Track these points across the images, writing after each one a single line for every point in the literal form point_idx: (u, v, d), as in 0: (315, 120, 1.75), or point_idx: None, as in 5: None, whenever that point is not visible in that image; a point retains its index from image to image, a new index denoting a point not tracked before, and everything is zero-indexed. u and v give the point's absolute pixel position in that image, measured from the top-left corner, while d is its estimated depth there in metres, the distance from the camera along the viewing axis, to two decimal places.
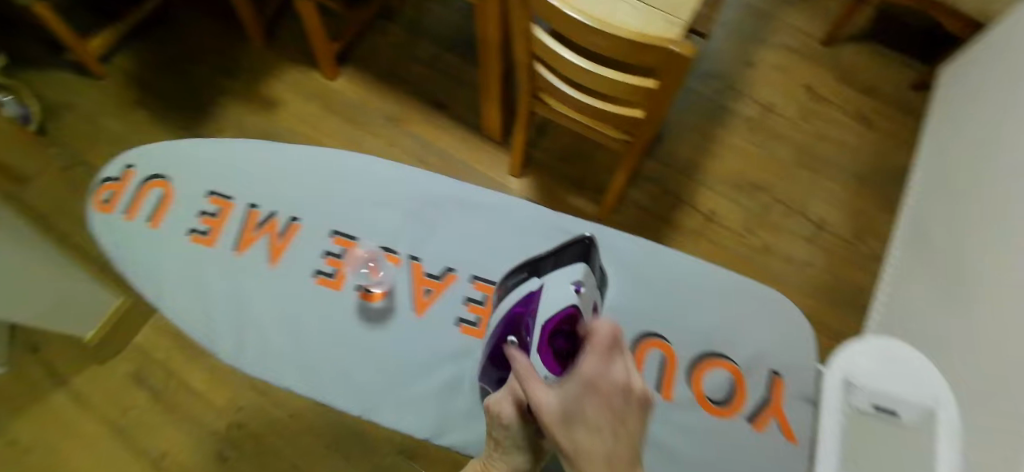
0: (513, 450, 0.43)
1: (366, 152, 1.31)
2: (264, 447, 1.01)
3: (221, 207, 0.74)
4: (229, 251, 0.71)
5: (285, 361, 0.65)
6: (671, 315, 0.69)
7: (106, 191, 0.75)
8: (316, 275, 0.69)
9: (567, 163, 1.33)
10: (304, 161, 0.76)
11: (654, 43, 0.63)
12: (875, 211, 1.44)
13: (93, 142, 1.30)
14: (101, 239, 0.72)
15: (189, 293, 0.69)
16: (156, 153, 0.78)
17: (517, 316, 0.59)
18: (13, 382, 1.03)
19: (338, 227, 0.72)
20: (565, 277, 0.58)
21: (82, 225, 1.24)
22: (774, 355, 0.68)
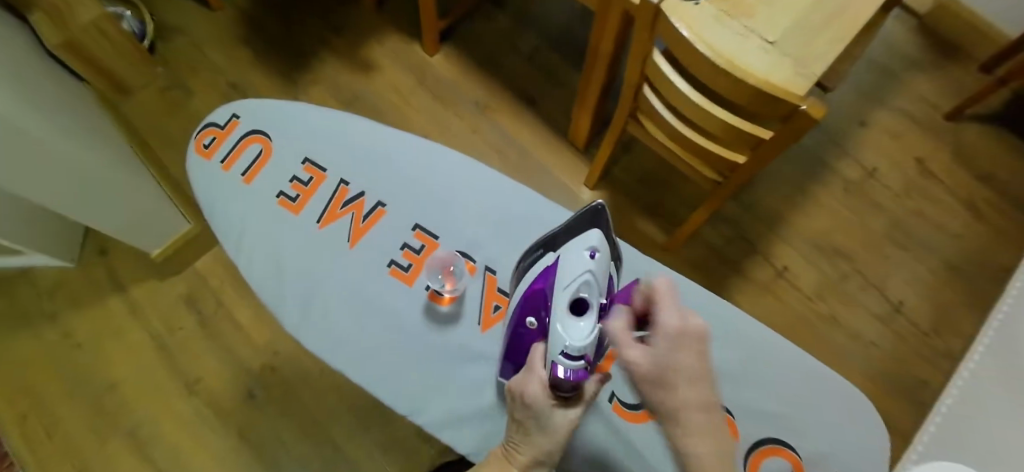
0: (536, 432, 0.42)
1: (448, 131, 1.31)
2: (291, 396, 1.01)
3: (314, 177, 0.71)
4: (314, 225, 0.69)
5: (349, 350, 0.64)
6: (735, 383, 0.62)
7: (207, 135, 0.74)
8: (390, 266, 0.67)
9: (644, 185, 1.28)
10: (399, 142, 0.73)
11: (788, 99, 0.55)
12: (964, 307, 1.31)
13: (196, 68, 1.35)
14: (195, 185, 0.71)
15: (269, 258, 0.68)
16: (262, 107, 0.75)
17: (534, 295, 0.51)
18: (80, 277, 1.08)
19: (422, 221, 0.70)
20: (578, 244, 0.49)
21: (169, 143, 1.29)
22: (836, 449, 0.62)
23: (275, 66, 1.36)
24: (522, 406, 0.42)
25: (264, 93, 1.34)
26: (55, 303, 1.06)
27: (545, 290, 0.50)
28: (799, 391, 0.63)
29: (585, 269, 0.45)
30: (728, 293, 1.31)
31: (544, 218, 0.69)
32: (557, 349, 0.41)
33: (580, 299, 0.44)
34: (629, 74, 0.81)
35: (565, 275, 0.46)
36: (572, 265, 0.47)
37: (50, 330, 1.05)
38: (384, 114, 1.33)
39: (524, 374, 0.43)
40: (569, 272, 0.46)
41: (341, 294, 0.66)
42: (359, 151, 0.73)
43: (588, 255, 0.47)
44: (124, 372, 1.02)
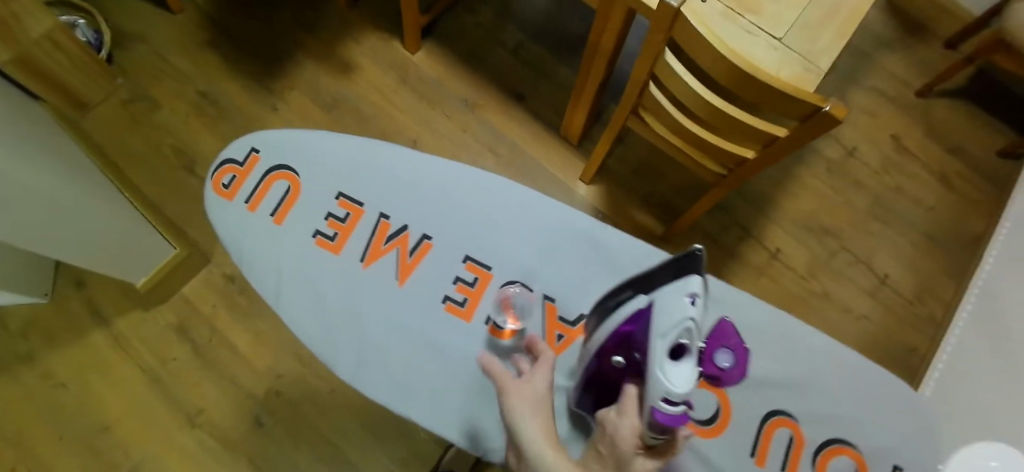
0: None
1: (436, 132, 1.27)
2: (300, 418, 0.98)
3: (351, 212, 0.63)
4: (357, 264, 0.61)
5: (419, 401, 0.57)
6: (792, 386, 0.61)
7: (227, 173, 0.64)
8: (444, 302, 0.60)
9: (638, 177, 1.27)
10: (415, 159, 0.66)
11: (809, 100, 0.55)
12: (945, 275, 1.36)
13: (159, 79, 1.27)
14: (220, 233, 0.62)
15: (312, 304, 0.60)
16: (281, 136, 0.66)
17: (626, 337, 0.43)
18: (59, 313, 1.01)
19: (474, 253, 0.63)
20: (673, 289, 0.37)
21: (139, 161, 1.21)
22: (896, 445, 0.61)
23: (247, 70, 1.29)
24: (605, 445, 0.35)
25: (237, 100, 1.27)
26: (32, 343, 0.99)
27: (638, 334, 0.41)
28: (851, 388, 0.62)
29: (685, 316, 0.35)
30: (725, 278, 1.32)
31: (591, 236, 0.63)
32: (656, 394, 0.34)
33: (680, 346, 0.36)
34: (635, 77, 0.84)
35: (661, 323, 0.37)
36: (667, 311, 0.37)
37: (29, 371, 0.98)
38: (367, 116, 1.27)
39: (615, 414, 0.36)
40: (663, 318, 0.37)
41: (399, 345, 0.59)
42: (376, 174, 0.65)
43: (689, 303, 0.36)
44: (116, 409, 0.97)
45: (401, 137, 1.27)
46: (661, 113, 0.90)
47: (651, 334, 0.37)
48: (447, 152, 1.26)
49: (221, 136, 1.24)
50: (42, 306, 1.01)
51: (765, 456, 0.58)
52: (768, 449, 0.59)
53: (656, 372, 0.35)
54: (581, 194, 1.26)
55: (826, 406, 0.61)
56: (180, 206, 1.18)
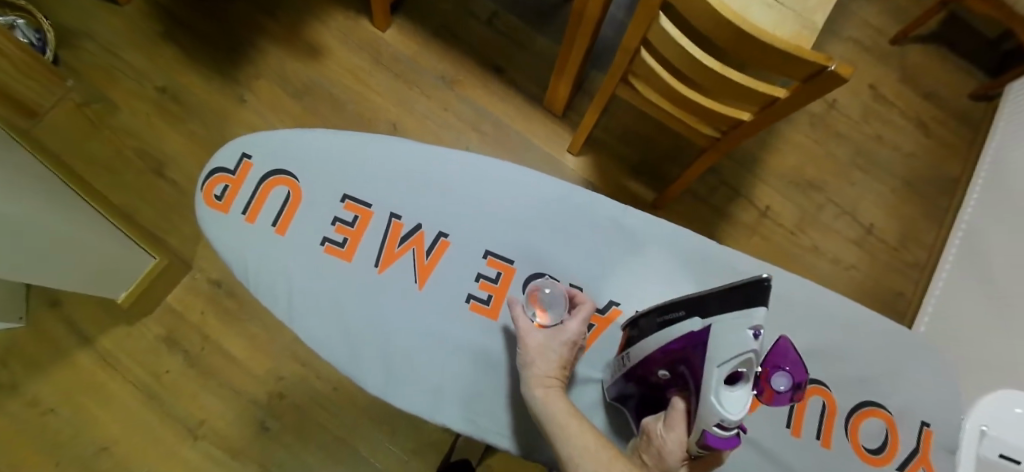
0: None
1: (416, 114, 1.22)
2: (305, 418, 0.96)
3: (359, 215, 0.60)
4: (371, 269, 0.59)
5: (449, 401, 0.55)
6: (817, 349, 0.61)
7: (218, 183, 0.60)
8: (468, 301, 0.59)
9: (627, 145, 1.25)
10: (415, 150, 0.62)
11: (813, 59, 0.55)
12: (927, 220, 1.39)
13: (115, 78, 1.18)
14: (219, 247, 0.58)
15: (328, 313, 0.57)
16: (270, 137, 0.62)
17: (675, 355, 0.42)
18: (37, 337, 0.96)
19: (492, 247, 0.60)
20: (735, 318, 0.36)
21: (103, 168, 1.13)
22: (922, 398, 0.62)
23: (209, 62, 1.21)
24: (652, 452, 0.41)
25: (201, 94, 1.19)
26: (12, 370, 0.94)
27: (692, 357, 0.39)
28: (877, 347, 0.62)
29: (746, 349, 0.35)
30: (718, 240, 1.33)
31: (608, 218, 0.61)
32: (710, 420, 0.36)
33: (738, 373, 0.37)
34: (626, 44, 0.83)
35: (718, 353, 0.36)
36: (725, 341, 0.36)
37: (14, 400, 0.93)
38: (342, 102, 1.21)
39: (663, 426, 0.41)
40: (720, 347, 0.36)
41: (425, 349, 0.57)
42: (376, 170, 0.61)
43: (751, 336, 0.35)
44: (112, 429, 0.93)
45: (380, 121, 1.21)
46: (652, 78, 0.88)
47: (708, 361, 0.37)
48: (429, 133, 1.22)
49: (189, 135, 1.17)
50: (19, 330, 0.95)
51: (800, 424, 0.59)
52: (803, 418, 0.59)
53: (712, 400, 0.36)
54: (570, 167, 1.23)
55: (852, 368, 0.61)
56: (153, 212, 1.12)
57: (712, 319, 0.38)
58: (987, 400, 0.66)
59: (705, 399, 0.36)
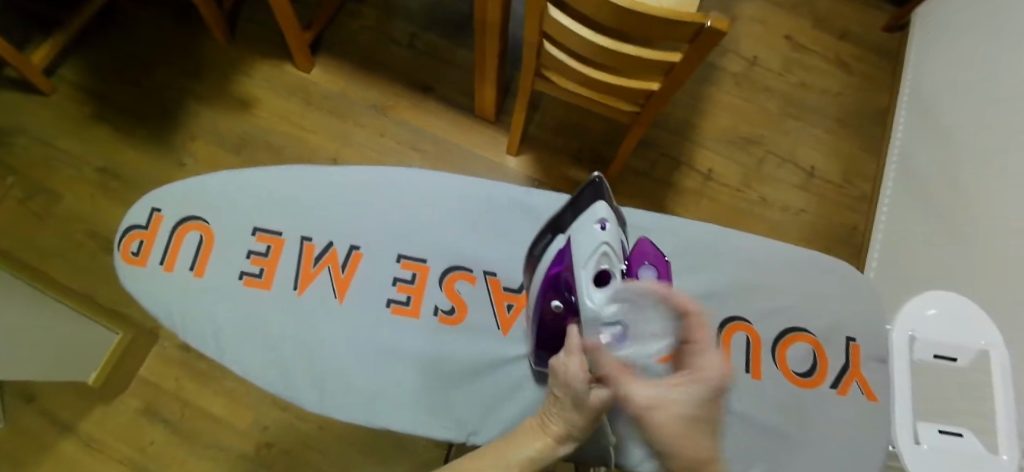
0: (568, 408, 0.42)
1: (356, 146, 1.25)
2: (298, 461, 0.98)
3: (272, 245, 0.68)
4: (292, 292, 0.66)
5: (374, 400, 0.62)
6: (737, 292, 0.69)
7: (133, 240, 0.68)
8: (390, 305, 0.66)
9: (563, 135, 1.30)
10: (332, 177, 0.71)
11: (691, 20, 0.59)
12: (863, 153, 1.45)
13: (53, 167, 1.19)
14: (143, 298, 0.65)
15: (255, 343, 0.64)
16: (179, 191, 0.70)
17: (555, 277, 0.54)
18: (17, 435, 0.96)
19: (404, 251, 0.69)
20: (585, 223, 0.51)
21: (55, 257, 1.13)
22: (846, 318, 0.70)
23: (144, 134, 1.22)
24: (560, 383, 0.42)
25: (141, 167, 1.20)
26: None
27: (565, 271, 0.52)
28: (789, 278, 0.71)
29: (601, 242, 0.48)
30: (670, 209, 1.37)
31: (513, 201, 0.71)
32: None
33: (603, 269, 0.48)
34: (528, 39, 0.86)
35: (585, 254, 0.49)
36: (587, 242, 0.49)
37: None
38: (281, 147, 1.24)
39: (566, 354, 0.42)
40: (586, 248, 0.49)
41: (353, 355, 0.64)
42: (298, 200, 0.70)
43: (599, 229, 0.49)
44: None
45: (321, 159, 1.24)
46: (562, 68, 0.92)
47: (578, 264, 0.49)
48: (371, 162, 1.25)
49: None
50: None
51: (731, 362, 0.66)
52: (733, 355, 0.66)
53: (589, 296, 0.47)
54: (512, 168, 1.27)
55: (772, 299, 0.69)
56: (113, 290, 1.13)
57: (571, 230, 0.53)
58: (913, 302, 0.65)
59: (587, 297, 0.47)
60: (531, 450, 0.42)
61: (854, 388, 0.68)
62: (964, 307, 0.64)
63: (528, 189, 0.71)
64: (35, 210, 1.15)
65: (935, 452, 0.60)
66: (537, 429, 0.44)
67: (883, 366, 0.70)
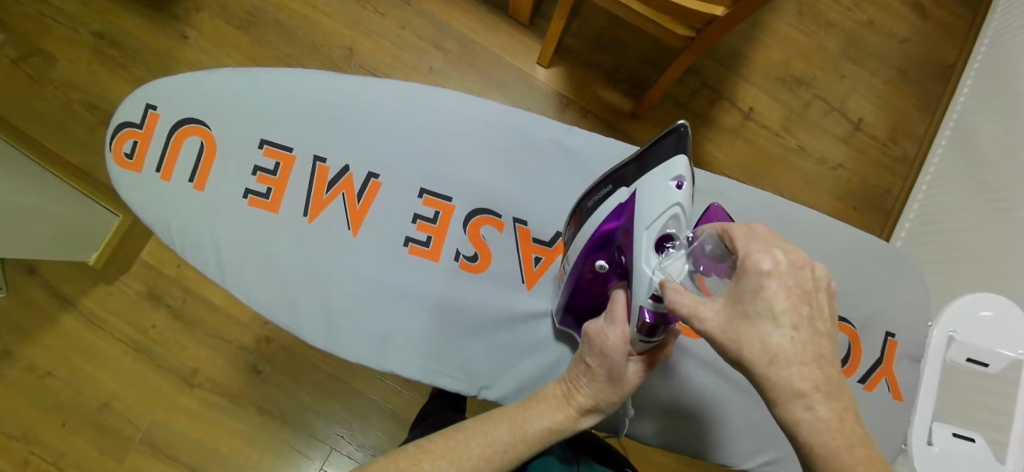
0: (602, 382, 0.41)
1: (375, 37, 1.13)
2: (296, 357, 0.99)
3: (281, 161, 0.61)
4: (302, 219, 0.60)
5: (383, 342, 0.59)
6: None
7: (127, 139, 0.61)
8: (408, 245, 0.61)
9: (602, 51, 1.17)
10: (354, 83, 0.63)
11: None
12: (919, 111, 1.33)
13: (37, 21, 1.06)
14: (137, 204, 0.60)
15: (258, 268, 0.60)
16: (176, 86, 0.62)
17: (607, 236, 0.46)
18: (20, 304, 0.96)
19: (427, 186, 0.62)
20: (658, 178, 0.40)
21: (41, 124, 1.04)
22: (869, 299, 0.68)
23: None
24: (595, 353, 0.41)
25: (137, 34, 1.08)
26: (3, 339, 0.94)
27: (619, 229, 0.44)
28: (822, 245, 0.67)
29: (672, 202, 0.38)
30: (702, 147, 1.28)
31: (552, 140, 0.63)
32: (645, 291, 0.37)
33: (667, 236, 0.39)
34: None
35: (649, 212, 0.40)
36: (655, 201, 0.40)
37: (9, 367, 0.94)
38: (291, 29, 1.11)
39: (604, 322, 0.41)
40: (652, 208, 0.40)
41: (366, 292, 0.60)
42: (312, 111, 0.62)
43: (674, 188, 0.39)
44: (113, 386, 0.96)
45: (334, 47, 1.12)
46: None
47: (638, 227, 0.40)
48: (389, 56, 1.13)
49: (134, 80, 1.07)
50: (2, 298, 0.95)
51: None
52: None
53: (643, 268, 0.38)
54: (541, 81, 1.16)
55: None
56: None
57: (636, 184, 0.43)
58: (957, 303, 0.58)
59: (637, 269, 0.39)
60: (551, 420, 0.42)
61: (882, 384, 0.68)
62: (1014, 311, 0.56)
63: (571, 129, 0.64)
64: (21, 71, 1.05)
65: (942, 454, 0.56)
66: (560, 398, 0.44)
67: (914, 365, 0.69)
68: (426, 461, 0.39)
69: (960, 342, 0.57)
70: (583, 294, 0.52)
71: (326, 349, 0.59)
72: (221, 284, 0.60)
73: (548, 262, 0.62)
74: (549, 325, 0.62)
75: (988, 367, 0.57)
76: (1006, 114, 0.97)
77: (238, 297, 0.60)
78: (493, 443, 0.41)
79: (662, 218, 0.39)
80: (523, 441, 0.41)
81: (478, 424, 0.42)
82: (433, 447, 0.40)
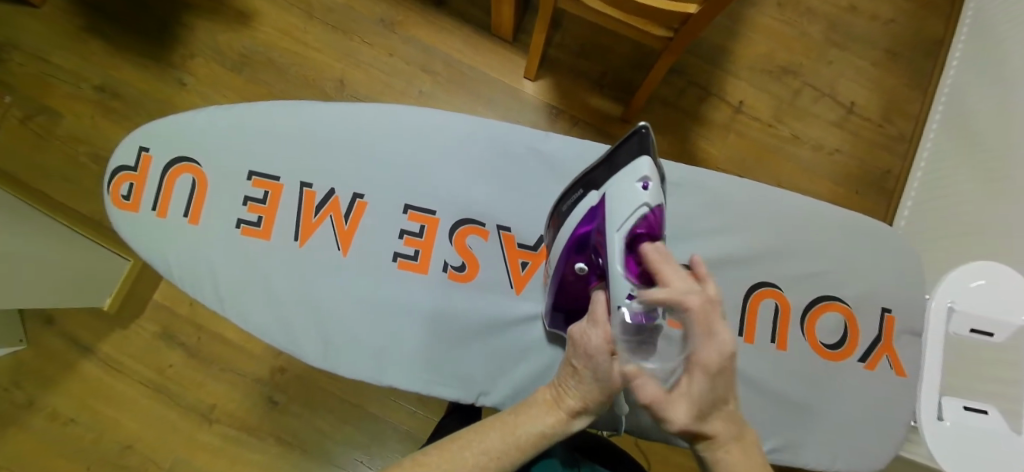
0: (589, 382, 0.41)
1: (364, 67, 1.16)
2: (310, 384, 1.01)
3: (270, 190, 0.63)
4: (292, 243, 0.62)
5: (381, 358, 0.60)
6: (751, 254, 0.68)
7: (123, 182, 0.64)
8: (396, 260, 0.62)
9: (586, 59, 1.20)
10: (339, 112, 0.65)
11: None
12: (910, 88, 1.33)
13: (44, 82, 1.11)
14: (138, 244, 0.62)
15: (257, 296, 0.61)
16: (167, 128, 0.65)
17: (583, 239, 0.48)
18: (40, 354, 0.98)
19: (411, 201, 0.64)
20: (624, 180, 0.44)
21: (53, 179, 1.08)
22: (860, 279, 0.70)
23: (139, 48, 1.14)
24: (580, 355, 0.41)
25: (136, 83, 1.13)
26: (26, 390, 0.97)
27: (593, 232, 0.47)
28: (809, 229, 0.70)
29: (640, 203, 0.42)
30: (696, 144, 1.28)
31: (529, 147, 0.65)
32: (623, 293, 0.41)
33: (638, 234, 0.42)
34: None
35: (620, 216, 0.42)
36: (624, 201, 0.43)
37: (33, 416, 0.97)
38: (284, 66, 1.15)
39: (587, 324, 0.41)
40: (623, 208, 0.42)
41: (361, 311, 0.61)
42: (300, 139, 0.64)
43: (640, 189, 0.42)
44: (134, 428, 0.98)
45: (326, 80, 1.15)
46: None
47: (611, 228, 0.43)
48: (379, 84, 1.16)
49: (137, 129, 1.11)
50: (23, 350, 0.98)
51: (756, 329, 0.68)
52: (759, 319, 0.68)
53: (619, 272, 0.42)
54: (530, 94, 1.18)
55: (793, 263, 0.69)
56: None
57: (605, 187, 0.46)
58: (952, 275, 0.62)
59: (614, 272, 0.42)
60: (543, 424, 0.43)
61: (883, 361, 0.70)
62: (1008, 275, 0.60)
63: (547, 134, 0.65)
64: (31, 130, 1.09)
65: (955, 427, 0.60)
66: (551, 402, 0.45)
67: (915, 339, 0.72)
68: None
69: (959, 312, 0.61)
70: (566, 295, 0.54)
71: (327, 369, 0.61)
72: (223, 315, 0.62)
73: (532, 265, 0.64)
74: (541, 328, 0.63)
75: (992, 336, 0.60)
76: (996, 83, 0.96)
77: (239, 325, 0.62)
78: (488, 450, 0.42)
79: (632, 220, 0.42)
80: (516, 446, 0.42)
81: (472, 433, 0.43)
82: (428, 459, 0.41)
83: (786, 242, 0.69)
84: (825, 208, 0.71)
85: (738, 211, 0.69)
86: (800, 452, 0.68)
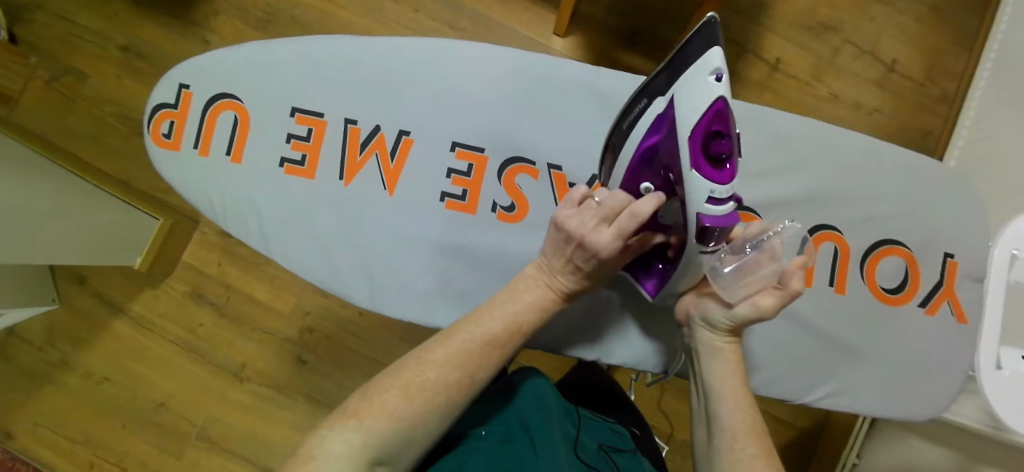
0: (587, 269, 0.44)
1: (390, 23, 1.13)
2: (338, 347, 0.99)
3: (314, 127, 0.61)
4: (337, 182, 0.60)
5: (429, 298, 0.59)
6: (810, 196, 0.64)
7: (164, 120, 0.62)
8: (444, 200, 0.60)
9: (619, 12, 1.15)
10: (374, 46, 0.62)
11: None
12: (958, 46, 1.25)
13: (68, 42, 1.09)
14: (175, 182, 0.61)
15: (301, 236, 0.59)
16: (204, 63, 0.63)
17: (648, 153, 0.45)
18: (73, 313, 0.98)
19: (458, 138, 0.61)
20: (692, 77, 0.38)
21: (79, 140, 1.07)
22: (924, 227, 0.66)
23: (162, 8, 1.11)
24: (583, 252, 0.42)
25: (161, 44, 1.10)
26: (61, 348, 0.97)
27: (664, 144, 0.42)
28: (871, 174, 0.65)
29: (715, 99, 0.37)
30: None
31: (580, 82, 0.61)
32: (702, 198, 0.40)
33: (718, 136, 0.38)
34: None
35: (692, 112, 0.38)
36: (694, 101, 0.38)
37: (67, 374, 0.97)
38: (309, 25, 1.12)
39: (596, 225, 0.41)
40: (693, 108, 0.38)
41: (407, 251, 0.59)
42: (334, 77, 0.61)
43: (713, 82, 0.37)
44: (166, 386, 0.97)
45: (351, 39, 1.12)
46: None
47: (681, 133, 0.39)
48: None
49: None
50: (55, 309, 0.98)
51: (815, 272, 0.64)
52: (817, 263, 0.64)
53: (695, 174, 0.39)
54: (559, 50, 1.14)
55: (853, 208, 0.64)
56: (144, 175, 1.07)
57: (670, 91, 0.41)
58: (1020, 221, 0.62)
59: (688, 174, 0.39)
60: (540, 307, 0.46)
61: (945, 307, 0.67)
62: None
63: (599, 69, 0.61)
64: (58, 92, 1.08)
65: (1015, 377, 0.59)
66: (544, 287, 0.47)
67: (979, 285, 0.67)
68: (428, 369, 0.39)
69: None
70: None
71: (373, 309, 0.59)
72: (267, 256, 0.60)
73: None
74: None
75: None
76: None
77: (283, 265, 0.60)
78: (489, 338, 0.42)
79: (706, 115, 0.37)
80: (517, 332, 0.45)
81: (465, 322, 0.44)
82: (431, 356, 0.40)
83: (848, 186, 0.64)
84: (890, 150, 0.66)
85: (797, 148, 0.64)
86: (860, 397, 0.65)
